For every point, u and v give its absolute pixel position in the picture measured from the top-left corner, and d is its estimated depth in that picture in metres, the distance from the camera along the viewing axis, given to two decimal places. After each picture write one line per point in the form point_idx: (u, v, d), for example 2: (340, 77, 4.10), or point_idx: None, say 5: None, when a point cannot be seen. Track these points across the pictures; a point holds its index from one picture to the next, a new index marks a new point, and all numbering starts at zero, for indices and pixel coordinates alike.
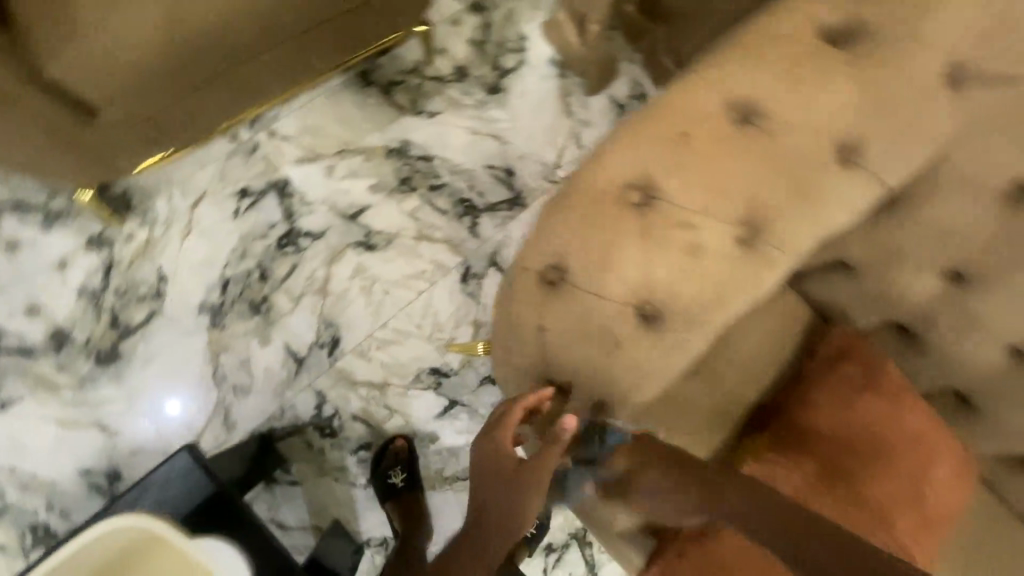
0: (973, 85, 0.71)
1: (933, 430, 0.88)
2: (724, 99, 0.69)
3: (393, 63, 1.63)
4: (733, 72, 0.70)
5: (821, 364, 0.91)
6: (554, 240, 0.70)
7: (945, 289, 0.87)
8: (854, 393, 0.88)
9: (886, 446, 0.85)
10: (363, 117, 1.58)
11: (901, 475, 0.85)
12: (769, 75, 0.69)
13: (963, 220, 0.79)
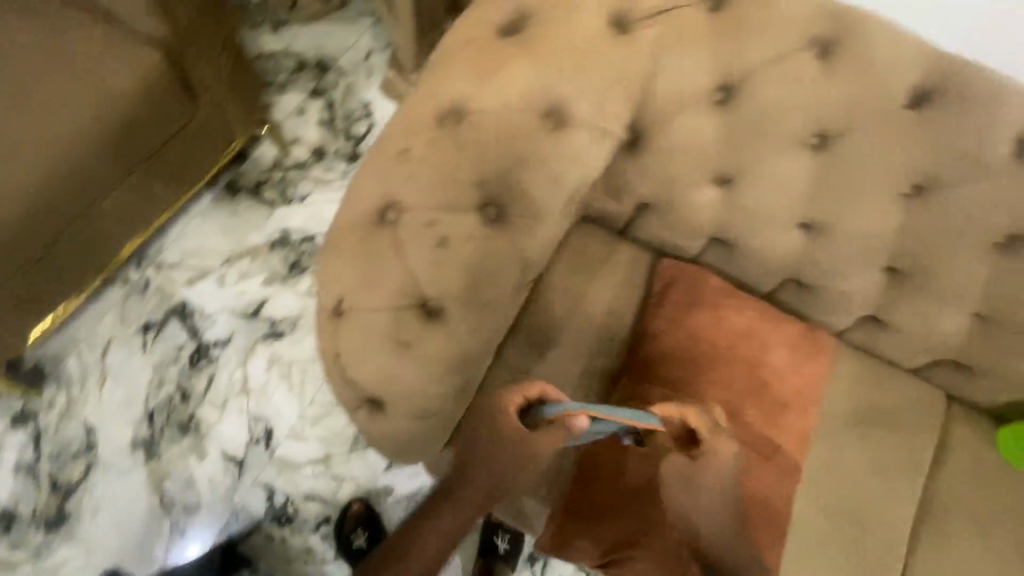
0: (635, 27, 0.82)
1: (765, 322, 0.93)
2: (434, 112, 0.78)
3: (254, 166, 1.77)
4: (436, 87, 0.79)
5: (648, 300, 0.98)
6: (333, 279, 0.78)
7: (721, 194, 0.94)
8: (679, 314, 0.94)
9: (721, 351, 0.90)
10: (240, 223, 1.69)
11: (742, 369, 0.90)
12: (465, 78, 0.78)
13: (697, 134, 0.88)
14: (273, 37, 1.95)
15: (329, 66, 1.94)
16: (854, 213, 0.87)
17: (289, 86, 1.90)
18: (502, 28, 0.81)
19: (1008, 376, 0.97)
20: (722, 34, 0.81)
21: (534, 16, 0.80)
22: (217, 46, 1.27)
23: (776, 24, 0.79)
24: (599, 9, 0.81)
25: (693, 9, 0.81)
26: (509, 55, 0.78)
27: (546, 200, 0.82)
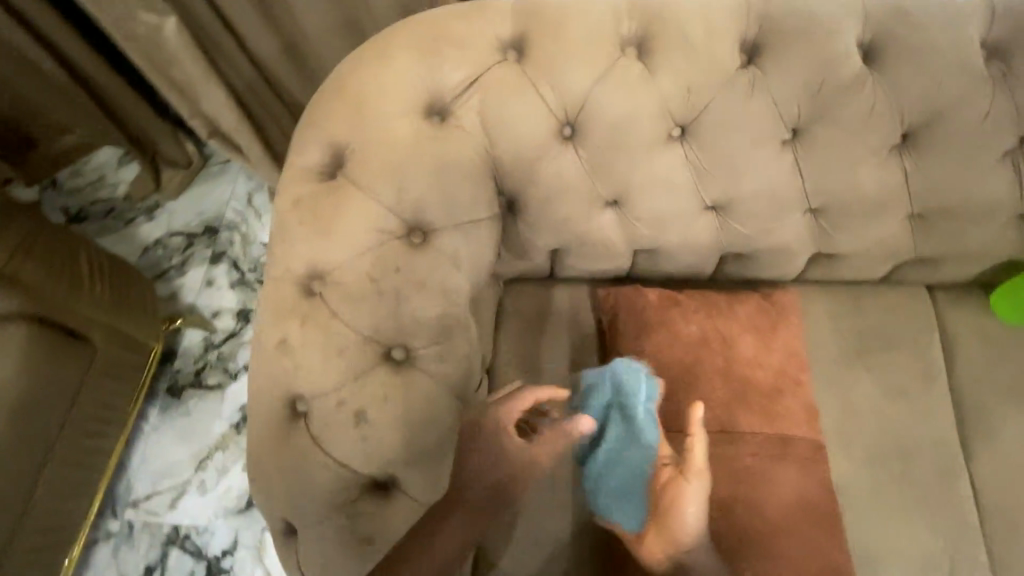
0: (452, 110, 0.78)
1: (719, 317, 0.90)
2: (298, 291, 0.73)
3: (187, 358, 1.69)
4: (287, 266, 0.74)
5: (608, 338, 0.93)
6: (271, 503, 0.71)
7: (616, 214, 0.89)
8: (643, 342, 0.89)
9: (689, 368, 0.87)
10: (195, 421, 1.61)
11: (726, 376, 0.86)
12: (311, 246, 0.73)
13: (562, 176, 0.83)
14: (152, 223, 1.89)
15: (217, 226, 1.88)
16: (747, 179, 0.82)
17: (188, 262, 1.83)
18: (324, 171, 0.76)
19: (973, 253, 0.92)
20: (537, 78, 0.78)
21: (349, 145, 0.75)
22: (84, 278, 1.27)
23: (581, 47, 0.77)
24: (409, 108, 0.76)
25: (498, 66, 0.78)
26: (344, 202, 0.74)
27: (448, 316, 0.75)
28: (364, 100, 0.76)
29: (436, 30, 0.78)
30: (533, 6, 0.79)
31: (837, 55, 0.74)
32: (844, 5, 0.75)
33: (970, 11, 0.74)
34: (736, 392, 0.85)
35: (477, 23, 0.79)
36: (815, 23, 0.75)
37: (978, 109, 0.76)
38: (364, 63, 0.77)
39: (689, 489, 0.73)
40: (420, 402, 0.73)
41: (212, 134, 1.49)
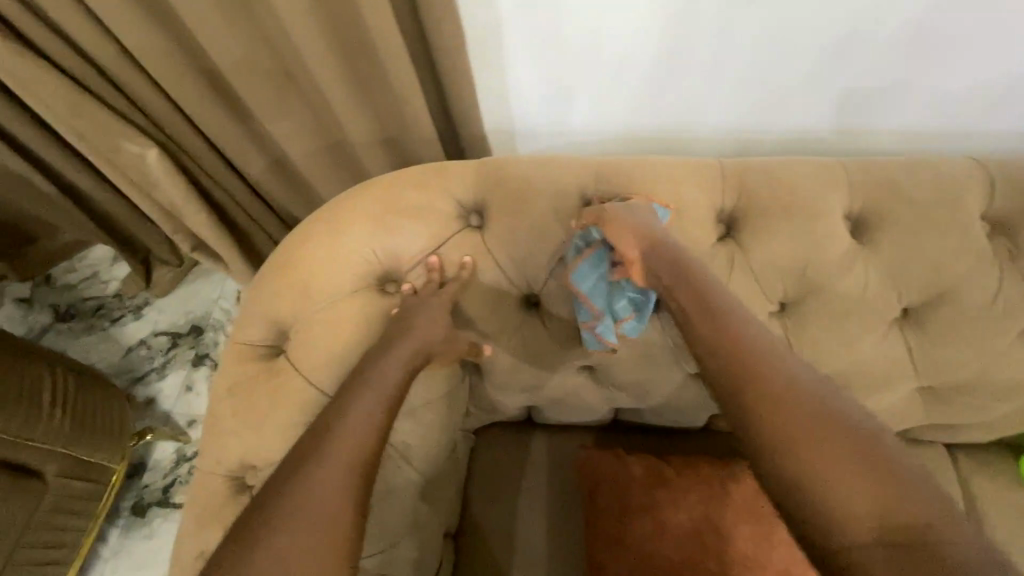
0: (407, 280, 0.74)
1: (707, 501, 0.85)
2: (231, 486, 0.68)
3: (156, 472, 1.61)
4: (220, 459, 0.68)
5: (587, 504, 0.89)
6: None
7: (592, 380, 0.82)
8: (620, 514, 0.86)
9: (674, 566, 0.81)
10: (155, 545, 1.52)
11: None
12: (248, 438, 0.68)
13: (528, 345, 0.77)
14: (138, 322, 1.85)
15: (204, 326, 1.83)
16: None
17: (168, 366, 1.78)
18: (269, 347, 0.72)
19: (995, 425, 0.82)
20: (498, 250, 0.73)
21: (295, 322, 0.71)
22: (42, 408, 1.20)
23: (547, 217, 0.73)
24: (360, 283, 0.72)
25: (457, 235, 0.74)
26: (288, 388, 0.69)
27: (390, 517, 0.68)
28: (315, 279, 0.71)
29: (392, 197, 0.74)
30: (499, 171, 0.75)
31: (825, 232, 0.68)
32: (829, 178, 0.71)
33: (970, 186, 0.69)
34: None
35: (436, 189, 0.75)
36: (799, 196, 0.70)
37: (985, 290, 0.69)
38: (314, 232, 0.73)
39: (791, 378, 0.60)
40: (356, 415, 0.62)
41: (198, 249, 1.48)
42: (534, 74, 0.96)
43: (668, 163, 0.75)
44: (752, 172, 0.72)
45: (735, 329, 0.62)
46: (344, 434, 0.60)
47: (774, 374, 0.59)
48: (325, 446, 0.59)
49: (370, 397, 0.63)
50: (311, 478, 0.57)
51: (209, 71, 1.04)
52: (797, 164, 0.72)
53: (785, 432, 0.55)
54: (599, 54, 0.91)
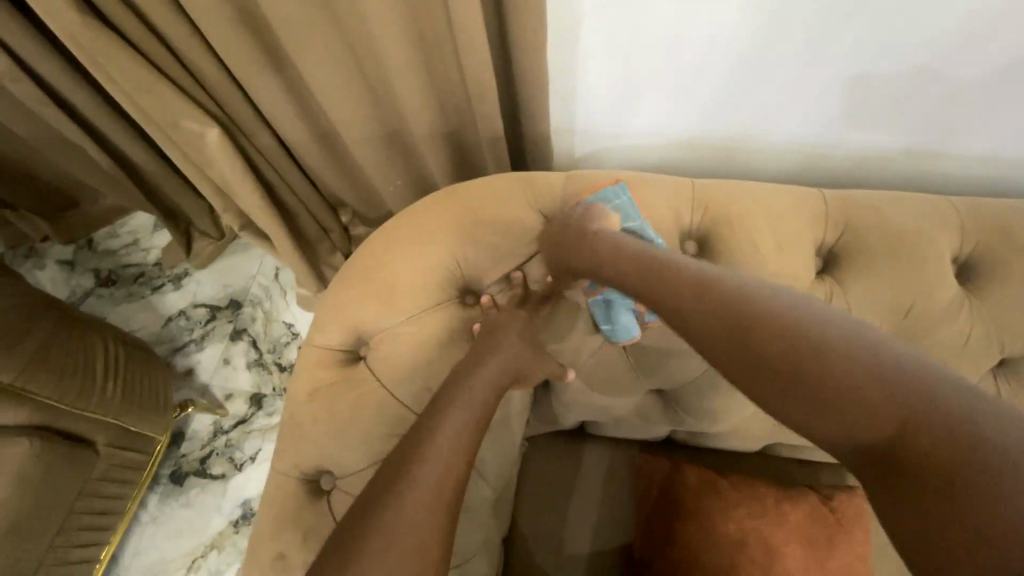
0: (488, 293, 0.72)
1: (761, 518, 0.83)
2: (311, 493, 0.68)
3: (194, 443, 1.65)
4: (299, 465, 0.68)
5: (641, 502, 0.92)
6: None
7: (661, 403, 0.81)
8: (671, 517, 0.87)
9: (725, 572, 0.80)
10: (193, 513, 1.56)
11: None
12: (328, 445, 0.68)
13: (602, 365, 0.76)
14: (178, 293, 1.86)
15: (241, 301, 1.84)
16: None
17: (207, 338, 1.80)
18: (347, 352, 0.71)
19: None
20: None
21: (375, 330, 0.70)
22: (96, 380, 1.21)
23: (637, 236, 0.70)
24: (440, 294, 0.71)
25: (540, 253, 0.72)
26: (368, 400, 0.68)
27: (462, 532, 0.68)
28: (397, 289, 0.70)
29: (476, 208, 0.73)
30: (588, 187, 0.73)
31: (932, 275, 0.66)
32: (938, 220, 0.68)
33: None
34: None
35: (522, 202, 0.73)
36: (905, 236, 0.67)
37: None
38: (395, 239, 0.72)
39: (711, 296, 0.56)
40: (441, 448, 0.57)
41: (245, 228, 1.48)
42: (612, 79, 0.93)
43: (765, 188, 0.72)
44: (854, 205, 0.69)
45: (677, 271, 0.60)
46: (424, 469, 0.55)
47: (721, 302, 0.56)
48: (406, 481, 0.54)
49: (450, 408, 0.60)
50: (391, 517, 0.52)
51: (276, 55, 1.02)
52: (902, 201, 0.70)
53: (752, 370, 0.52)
54: (682, 64, 0.87)
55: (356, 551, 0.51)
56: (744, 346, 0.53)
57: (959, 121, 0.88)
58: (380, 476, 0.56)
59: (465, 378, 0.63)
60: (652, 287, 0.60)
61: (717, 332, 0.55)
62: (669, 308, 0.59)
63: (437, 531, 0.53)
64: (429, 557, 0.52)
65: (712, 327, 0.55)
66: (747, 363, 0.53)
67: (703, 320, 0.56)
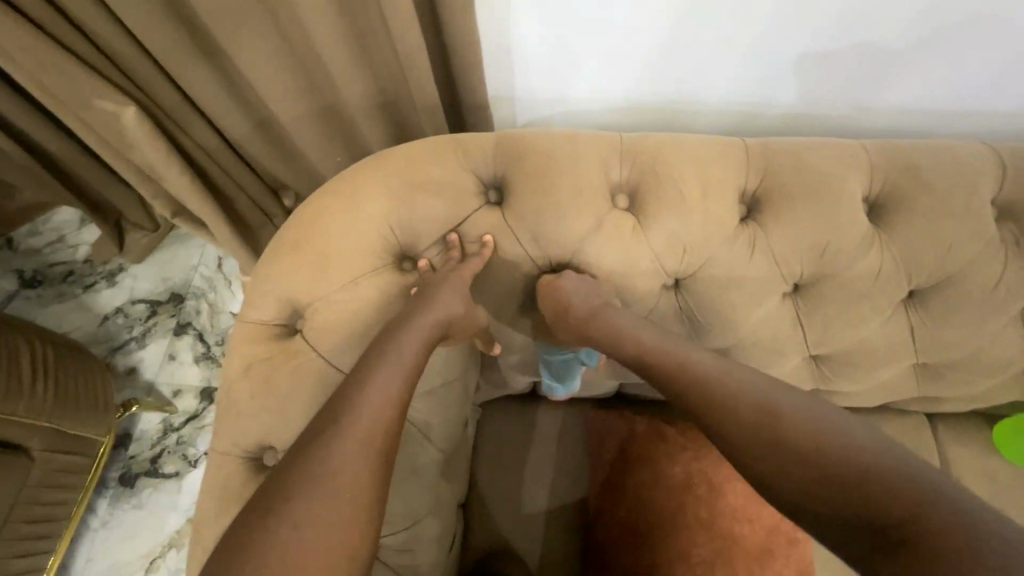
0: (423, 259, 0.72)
1: (703, 458, 0.88)
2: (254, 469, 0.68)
3: (142, 443, 1.59)
4: (240, 442, 0.67)
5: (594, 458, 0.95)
6: None
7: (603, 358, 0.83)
8: (619, 467, 0.92)
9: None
10: (146, 514, 1.51)
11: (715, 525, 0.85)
12: (267, 420, 0.66)
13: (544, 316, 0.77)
14: (113, 290, 1.76)
15: (183, 294, 1.76)
16: (748, 330, 0.76)
17: (149, 334, 1.72)
18: (283, 326, 0.70)
19: (978, 399, 0.86)
20: (516, 227, 0.71)
21: (309, 301, 0.69)
22: (24, 382, 1.15)
23: (569, 190, 0.70)
24: (374, 261, 0.69)
25: (476, 212, 0.71)
26: (306, 371, 0.67)
27: (410, 495, 0.69)
28: (330, 257, 0.69)
29: (408, 172, 0.71)
30: (519, 144, 0.73)
31: (844, 215, 0.69)
32: (850, 161, 0.71)
33: (981, 170, 0.70)
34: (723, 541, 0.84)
35: (454, 163, 0.72)
36: (820, 179, 0.70)
37: (989, 273, 0.71)
38: (325, 207, 0.70)
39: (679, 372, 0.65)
40: (366, 403, 0.60)
41: (178, 215, 1.41)
42: (543, 41, 0.91)
43: (691, 139, 0.73)
44: (774, 152, 0.72)
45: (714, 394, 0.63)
46: (358, 415, 0.59)
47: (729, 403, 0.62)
48: (342, 422, 0.58)
49: (384, 365, 0.62)
50: (324, 461, 0.56)
51: (189, 24, 0.96)
52: (817, 145, 0.72)
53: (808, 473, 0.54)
54: (613, 24, 0.87)
55: (285, 485, 0.56)
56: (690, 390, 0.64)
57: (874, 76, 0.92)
58: (318, 417, 0.60)
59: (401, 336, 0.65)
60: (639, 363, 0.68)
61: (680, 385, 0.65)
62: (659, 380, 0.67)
63: (365, 482, 0.57)
64: (362, 494, 0.56)
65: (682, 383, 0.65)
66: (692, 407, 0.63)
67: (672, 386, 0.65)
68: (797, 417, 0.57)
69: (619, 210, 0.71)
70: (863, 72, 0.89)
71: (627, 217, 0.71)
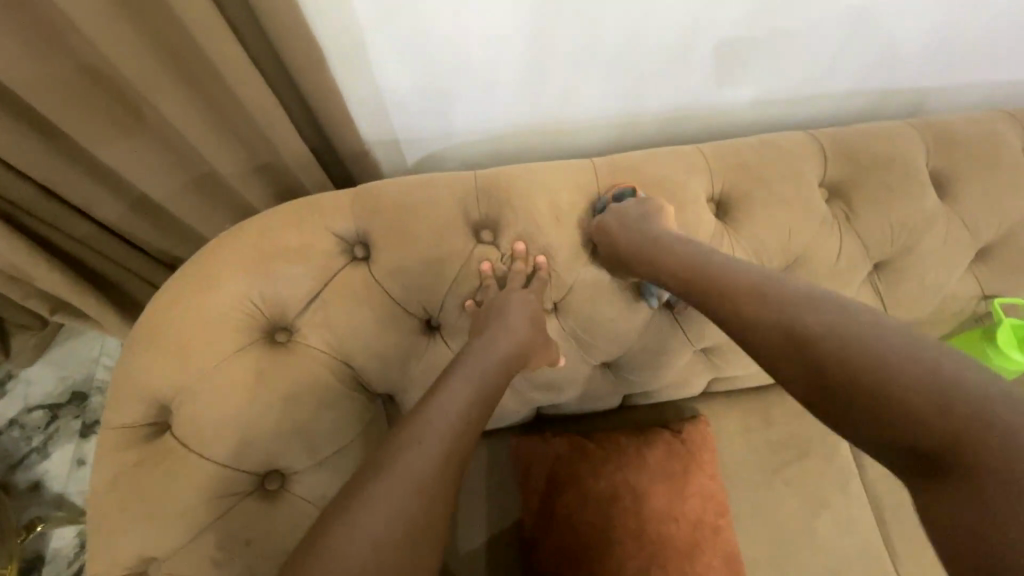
0: (298, 327, 0.69)
1: (627, 465, 0.88)
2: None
3: (58, 563, 1.44)
4: (118, 562, 0.62)
5: (525, 482, 0.90)
6: None
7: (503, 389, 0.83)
8: (552, 488, 0.88)
9: (620, 534, 0.84)
10: None
11: (658, 536, 0.85)
12: (144, 532, 0.62)
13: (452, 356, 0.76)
14: (3, 400, 1.59)
15: (87, 391, 1.61)
16: (631, 339, 0.79)
17: (51, 442, 1.56)
18: (152, 425, 0.66)
19: None
20: (387, 280, 0.71)
21: (175, 395, 0.65)
22: None
23: (432, 236, 0.71)
24: (241, 339, 0.67)
25: (341, 272, 0.70)
26: (182, 471, 0.63)
27: None
28: (191, 345, 0.65)
29: (265, 242, 0.69)
30: (377, 196, 0.73)
31: (693, 220, 0.73)
32: (690, 167, 0.75)
33: (806, 157, 0.76)
34: (675, 549, 0.85)
35: (312, 225, 0.71)
36: (666, 187, 0.74)
37: (831, 250, 0.76)
38: (183, 292, 0.67)
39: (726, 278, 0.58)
40: (393, 478, 0.51)
41: (58, 311, 1.30)
42: (407, 85, 0.93)
43: (545, 167, 0.76)
44: (621, 168, 0.75)
45: (830, 338, 0.45)
46: (433, 432, 0.55)
47: (893, 367, 0.40)
48: (361, 494, 0.50)
49: (411, 436, 0.54)
50: (391, 484, 0.50)
51: None
52: (659, 156, 0.77)
53: (871, 395, 0.40)
54: (466, 62, 0.90)
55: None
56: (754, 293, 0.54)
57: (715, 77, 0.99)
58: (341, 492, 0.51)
59: (460, 364, 0.63)
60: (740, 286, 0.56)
61: (724, 286, 0.57)
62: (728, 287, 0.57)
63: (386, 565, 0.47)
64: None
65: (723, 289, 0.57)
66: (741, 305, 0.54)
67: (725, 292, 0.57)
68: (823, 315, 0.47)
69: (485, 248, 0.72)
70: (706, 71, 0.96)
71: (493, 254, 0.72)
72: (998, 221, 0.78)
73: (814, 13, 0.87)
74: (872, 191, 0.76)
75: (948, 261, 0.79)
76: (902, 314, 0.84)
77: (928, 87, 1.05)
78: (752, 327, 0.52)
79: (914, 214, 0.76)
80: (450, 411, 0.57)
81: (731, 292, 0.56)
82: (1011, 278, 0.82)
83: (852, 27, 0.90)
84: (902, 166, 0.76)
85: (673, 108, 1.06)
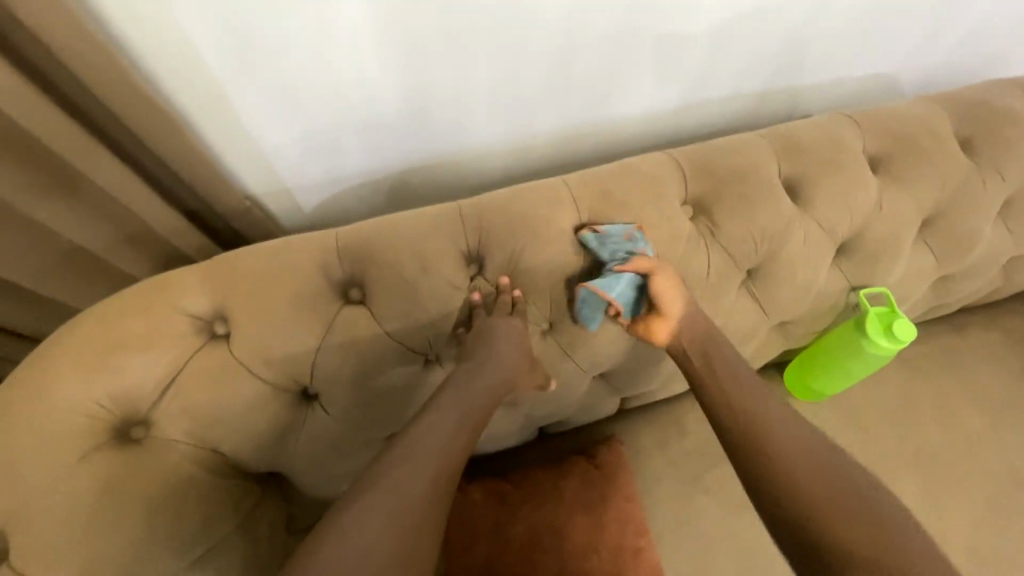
0: (155, 418, 0.64)
1: (544, 503, 0.87)
2: None
3: None
4: None
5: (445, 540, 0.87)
6: None
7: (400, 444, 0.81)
8: (472, 540, 0.85)
9: None
10: None
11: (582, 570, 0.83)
12: None
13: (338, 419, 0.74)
14: None
15: None
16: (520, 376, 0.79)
17: None
18: None
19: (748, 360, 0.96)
20: (250, 358, 0.66)
21: (11, 519, 0.58)
22: None
23: (295, 304, 0.68)
24: (88, 443, 0.61)
25: (198, 354, 0.66)
26: None
27: None
28: (25, 461, 0.58)
29: (107, 334, 0.64)
30: (232, 267, 0.68)
31: (563, 253, 0.74)
32: (553, 201, 0.75)
33: (665, 177, 0.78)
34: None
35: (160, 308, 0.66)
36: (533, 222, 0.74)
37: (701, 263, 0.79)
38: (8, 403, 0.60)
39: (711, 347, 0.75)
40: (371, 522, 0.54)
41: None
42: (281, 134, 0.84)
43: (409, 215, 0.74)
44: (487, 208, 0.74)
45: (814, 459, 0.62)
46: (392, 510, 0.55)
47: (817, 477, 0.61)
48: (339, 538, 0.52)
49: (387, 480, 0.57)
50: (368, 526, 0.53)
51: None
52: (523, 190, 0.77)
53: (826, 502, 0.58)
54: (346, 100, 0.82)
55: None
56: (742, 396, 0.70)
57: (597, 95, 0.96)
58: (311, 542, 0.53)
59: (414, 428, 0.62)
60: (742, 389, 0.71)
61: (718, 373, 0.73)
62: (716, 376, 0.73)
63: None
64: None
65: (730, 383, 0.72)
66: (733, 402, 0.69)
67: (715, 382, 0.72)
68: (779, 419, 0.67)
69: (358, 308, 0.70)
70: (587, 87, 0.94)
71: (364, 313, 0.70)
72: (850, 218, 0.82)
73: (679, 23, 0.87)
74: (730, 203, 0.79)
75: (811, 262, 0.83)
76: (779, 314, 0.87)
77: (795, 91, 1.08)
78: (737, 415, 0.68)
79: (772, 223, 0.79)
80: (415, 458, 0.59)
81: (727, 390, 0.71)
82: (871, 268, 0.87)
83: (714, 40, 0.92)
84: (754, 176, 0.80)
85: (564, 128, 1.02)
